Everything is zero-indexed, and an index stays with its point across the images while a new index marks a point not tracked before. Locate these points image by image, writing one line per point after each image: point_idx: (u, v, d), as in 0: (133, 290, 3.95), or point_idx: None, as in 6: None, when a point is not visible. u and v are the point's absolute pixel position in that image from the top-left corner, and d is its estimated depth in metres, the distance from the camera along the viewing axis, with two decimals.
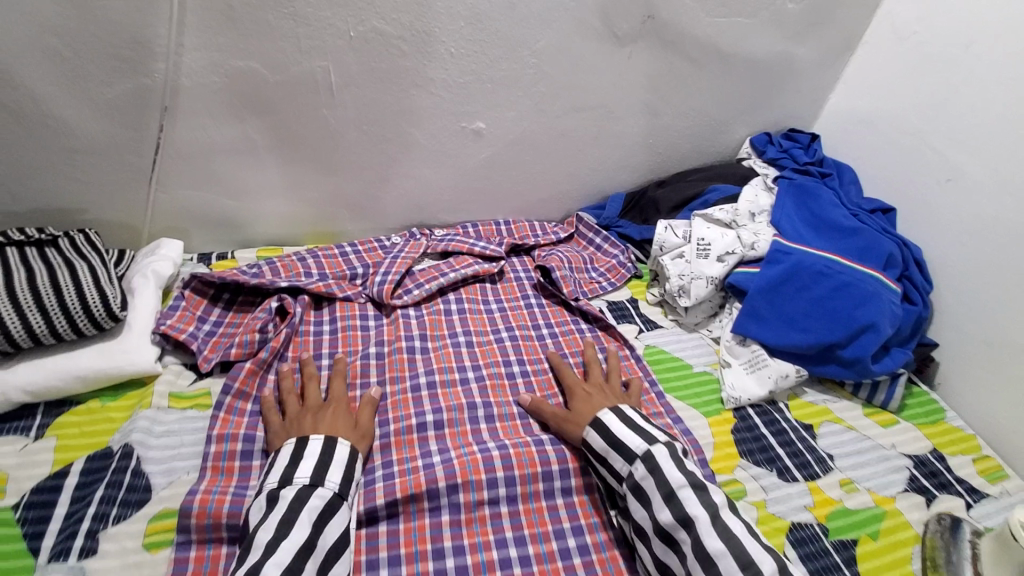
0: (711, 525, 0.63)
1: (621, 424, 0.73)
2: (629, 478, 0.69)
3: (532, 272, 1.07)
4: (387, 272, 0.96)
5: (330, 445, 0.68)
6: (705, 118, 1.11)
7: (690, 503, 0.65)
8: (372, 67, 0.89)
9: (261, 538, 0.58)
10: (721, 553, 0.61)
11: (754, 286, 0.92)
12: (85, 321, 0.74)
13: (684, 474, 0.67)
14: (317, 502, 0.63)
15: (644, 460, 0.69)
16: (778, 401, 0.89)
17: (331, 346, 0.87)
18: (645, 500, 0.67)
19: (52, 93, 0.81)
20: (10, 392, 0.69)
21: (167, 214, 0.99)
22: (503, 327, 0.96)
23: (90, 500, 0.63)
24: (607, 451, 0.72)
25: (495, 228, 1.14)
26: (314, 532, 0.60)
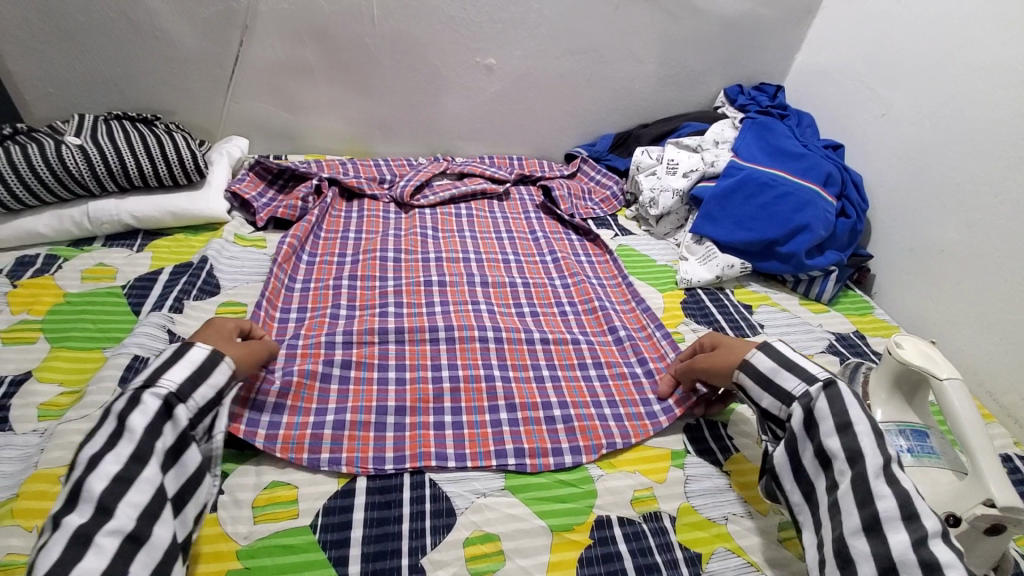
0: (881, 468, 0.57)
1: (794, 349, 0.69)
2: (803, 397, 0.64)
3: (536, 196, 1.24)
4: (412, 179, 1.14)
5: (186, 345, 0.61)
6: (685, 69, 1.31)
7: (865, 440, 0.59)
8: (408, 3, 1.12)
9: (86, 453, 0.52)
10: (884, 496, 0.55)
11: (709, 194, 1.10)
12: (179, 172, 0.96)
13: (865, 412, 0.60)
14: (152, 402, 0.56)
15: (824, 386, 0.63)
16: (725, 287, 1.07)
17: (358, 226, 1.06)
18: (815, 423, 0.62)
19: (163, 9, 1.06)
20: (123, 215, 0.92)
21: (235, 122, 1.22)
22: (503, 229, 1.12)
23: (177, 284, 0.85)
24: (776, 371, 0.68)
25: (508, 161, 1.34)
26: (145, 443, 0.54)
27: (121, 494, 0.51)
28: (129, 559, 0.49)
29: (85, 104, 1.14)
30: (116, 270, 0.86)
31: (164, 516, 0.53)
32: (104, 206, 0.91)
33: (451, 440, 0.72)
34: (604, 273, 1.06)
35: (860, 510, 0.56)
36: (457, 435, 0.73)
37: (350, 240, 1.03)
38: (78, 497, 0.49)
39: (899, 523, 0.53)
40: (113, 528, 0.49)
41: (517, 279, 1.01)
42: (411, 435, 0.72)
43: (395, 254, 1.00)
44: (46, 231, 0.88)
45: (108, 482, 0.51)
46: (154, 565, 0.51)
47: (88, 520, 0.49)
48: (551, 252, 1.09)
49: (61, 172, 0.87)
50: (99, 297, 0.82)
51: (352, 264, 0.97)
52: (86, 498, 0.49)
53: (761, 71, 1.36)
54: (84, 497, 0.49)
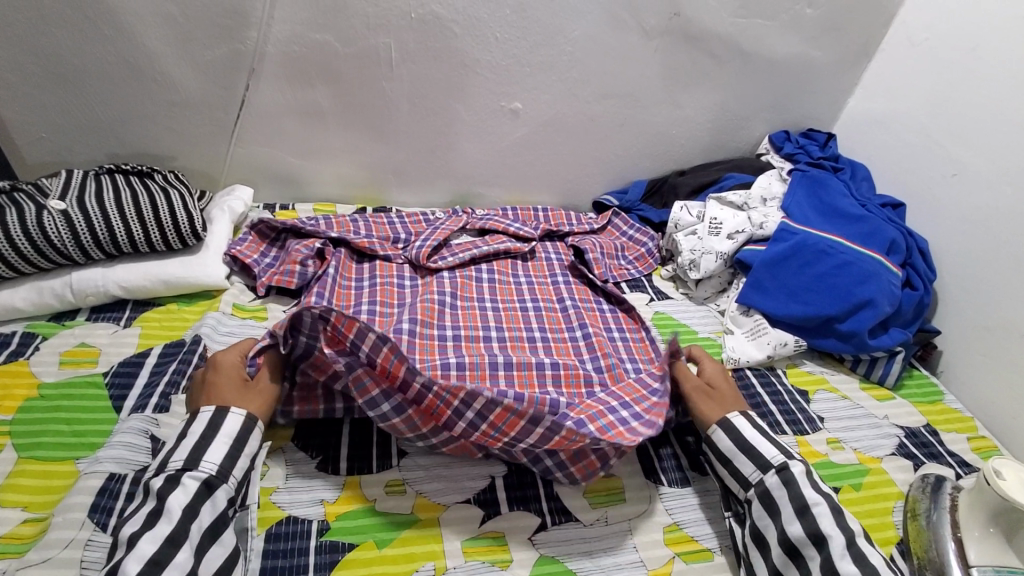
0: (846, 547, 0.60)
1: (752, 429, 0.71)
2: (760, 485, 0.67)
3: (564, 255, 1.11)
4: (428, 239, 1.02)
5: (222, 415, 0.63)
6: (726, 114, 1.20)
7: (825, 520, 0.62)
8: (428, 46, 1.02)
9: (126, 532, 0.53)
10: None
11: (759, 261, 0.99)
12: (174, 236, 0.88)
13: (822, 493, 0.64)
14: (191, 483, 0.58)
15: (779, 471, 0.67)
16: (776, 367, 0.96)
17: (368, 272, 0.97)
18: (775, 509, 0.65)
19: (163, 52, 0.97)
20: (110, 285, 0.83)
21: (239, 167, 1.13)
22: (528, 297, 1.01)
23: (164, 372, 0.75)
24: (734, 453, 0.70)
25: (534, 218, 1.21)
26: (183, 523, 0.55)
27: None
28: None
29: (79, 150, 1.06)
30: (100, 352, 0.77)
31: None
32: (89, 277, 0.82)
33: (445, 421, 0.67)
34: (639, 352, 0.93)
35: None
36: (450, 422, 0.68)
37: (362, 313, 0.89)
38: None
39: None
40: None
41: (546, 361, 0.87)
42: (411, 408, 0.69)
43: (409, 326, 0.87)
44: (24, 305, 0.79)
45: (143, 565, 0.51)
46: None
47: None
48: (582, 323, 0.97)
49: (42, 242, 0.79)
50: (78, 388, 0.72)
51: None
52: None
53: (809, 116, 1.25)
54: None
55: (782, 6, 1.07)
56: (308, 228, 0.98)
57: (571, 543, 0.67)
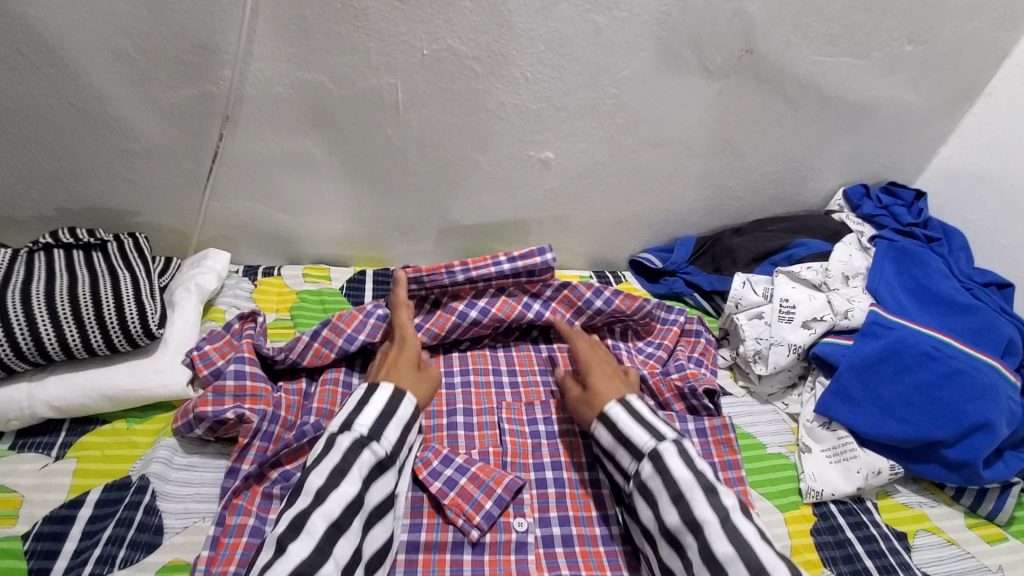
0: (721, 528, 0.55)
1: (627, 416, 0.66)
2: (636, 476, 0.63)
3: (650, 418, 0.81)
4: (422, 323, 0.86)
5: (397, 399, 0.65)
6: (794, 164, 1.01)
7: (699, 506, 0.57)
8: (443, 87, 0.84)
9: (313, 483, 0.56)
10: (732, 558, 0.53)
11: (845, 362, 0.81)
12: (121, 337, 0.70)
13: (691, 471, 0.59)
14: (368, 458, 0.59)
15: (651, 459, 0.61)
16: (866, 500, 0.78)
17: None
18: (652, 499, 0.60)
19: (117, 94, 0.79)
20: (37, 406, 0.66)
21: (216, 224, 0.96)
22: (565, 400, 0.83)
23: (98, 539, 0.59)
24: (614, 447, 0.66)
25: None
26: (362, 490, 0.57)
27: (334, 540, 0.54)
28: None
29: (23, 204, 0.88)
30: (23, 500, 0.61)
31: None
32: (10, 396, 0.65)
33: None
34: (718, 454, 0.77)
35: None
36: None
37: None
38: (302, 529, 0.53)
39: None
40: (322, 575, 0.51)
41: (613, 526, 0.70)
42: None
43: (411, 535, 0.65)
44: None
45: (327, 526, 0.54)
46: None
47: (307, 557, 0.51)
48: None
49: None
50: None
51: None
52: (309, 531, 0.53)
53: (890, 166, 1.05)
54: (306, 531, 0.53)
55: (877, 42, 0.88)
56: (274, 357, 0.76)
57: None
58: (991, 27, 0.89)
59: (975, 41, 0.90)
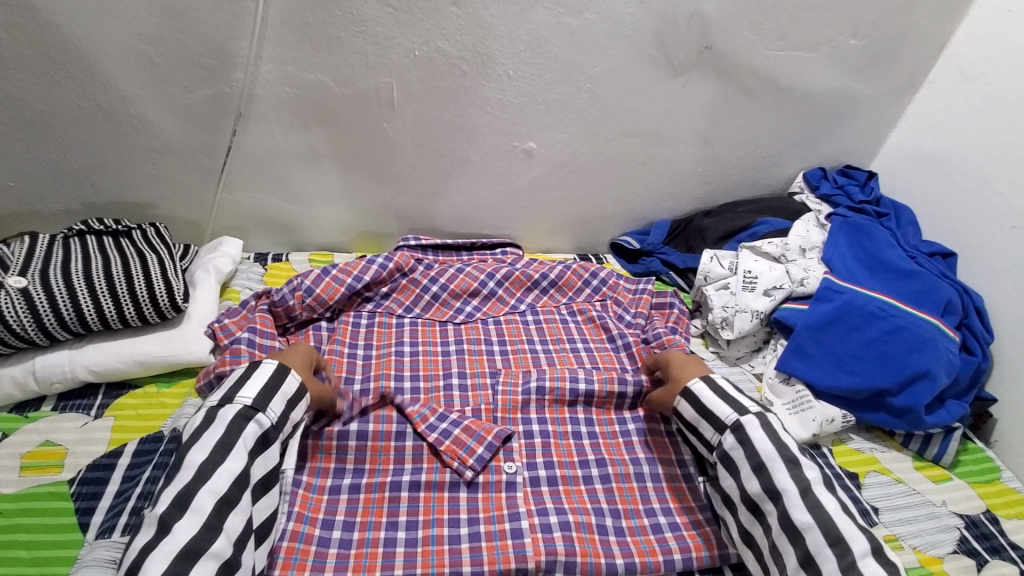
0: (801, 498, 0.62)
1: (710, 391, 0.73)
2: (719, 447, 0.70)
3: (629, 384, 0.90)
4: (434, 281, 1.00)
5: (282, 374, 0.68)
6: (757, 150, 1.11)
7: (780, 476, 0.64)
8: (434, 85, 0.93)
9: (196, 459, 0.59)
10: (809, 526, 0.60)
11: (802, 323, 0.90)
12: (150, 309, 0.78)
13: (776, 446, 0.66)
14: (253, 433, 0.62)
15: (734, 431, 0.69)
16: (822, 446, 0.86)
17: (363, 373, 0.87)
18: (734, 469, 0.68)
19: (140, 96, 0.88)
20: (78, 369, 0.74)
21: (229, 215, 1.04)
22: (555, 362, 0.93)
23: (138, 480, 0.67)
24: (697, 418, 0.73)
25: (538, 287, 1.04)
26: (247, 465, 0.61)
27: (225, 515, 0.58)
28: None
29: (51, 199, 0.97)
30: (66, 451, 0.69)
31: (247, 546, 0.59)
32: (53, 362, 0.73)
33: (401, 559, 0.66)
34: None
35: (793, 546, 0.61)
36: (409, 553, 0.67)
37: (343, 491, 0.72)
38: (188, 507, 0.56)
39: (827, 549, 0.59)
40: (214, 550, 0.55)
41: (593, 470, 0.79)
42: (423, 551, 0.67)
43: (412, 477, 0.74)
44: None
45: (216, 501, 0.57)
46: None
47: (196, 534, 0.55)
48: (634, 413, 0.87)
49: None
50: (38, 500, 0.64)
51: (340, 547, 0.67)
52: (196, 509, 0.56)
53: (847, 151, 1.15)
54: (193, 509, 0.56)
55: (825, 36, 0.97)
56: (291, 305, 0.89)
57: None
58: (926, 22, 0.99)
59: (914, 34, 1.00)
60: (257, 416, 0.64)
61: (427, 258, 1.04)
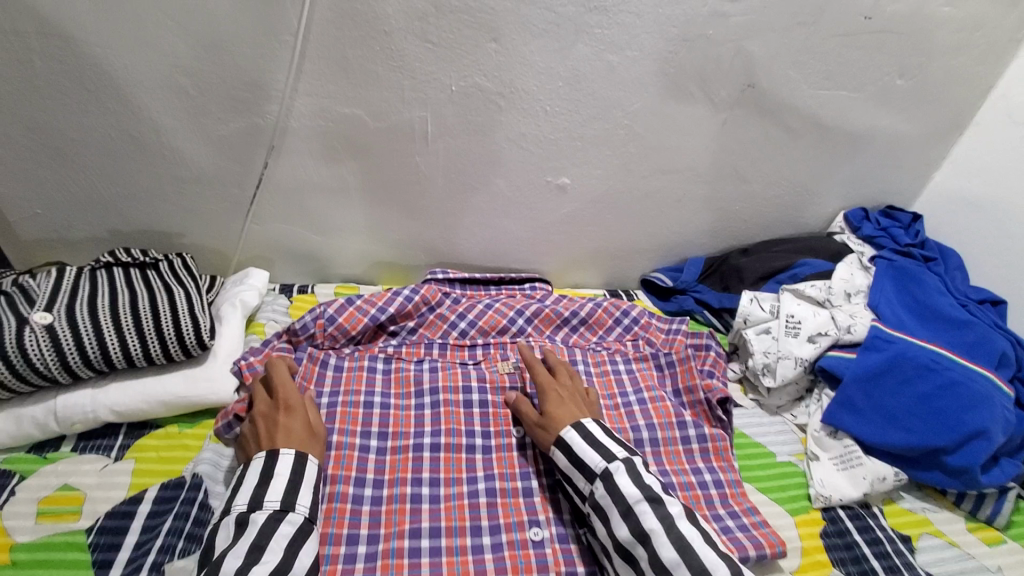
0: (668, 536, 0.61)
1: (581, 439, 0.70)
2: (590, 496, 0.67)
3: (656, 431, 0.86)
4: (464, 317, 0.97)
5: (302, 464, 0.65)
6: (797, 189, 1.08)
7: (645, 516, 0.62)
8: (470, 119, 0.91)
9: (229, 566, 0.56)
10: (676, 563, 0.59)
11: (850, 373, 0.86)
12: (176, 348, 0.76)
13: (641, 488, 0.65)
14: (287, 529, 0.60)
15: (602, 479, 0.66)
16: (872, 505, 0.82)
17: (381, 424, 0.80)
18: (605, 517, 0.65)
19: (173, 127, 0.87)
20: (100, 410, 0.71)
21: (255, 245, 1.02)
22: (587, 391, 0.90)
23: (158, 531, 0.63)
24: (571, 469, 0.70)
25: (569, 324, 1.00)
26: (286, 558, 0.58)
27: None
28: None
29: (79, 226, 0.96)
30: (85, 496, 0.66)
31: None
32: (75, 402, 0.70)
33: None
34: (716, 458, 0.83)
35: None
36: None
37: (365, 502, 0.71)
38: None
39: None
40: None
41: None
42: None
43: (432, 541, 0.68)
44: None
45: None
46: None
47: None
48: (647, 423, 0.86)
49: (22, 366, 0.68)
50: (55, 551, 0.61)
51: (366, 561, 0.66)
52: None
53: (889, 191, 1.11)
54: None
55: (871, 76, 0.95)
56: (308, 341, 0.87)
57: None
58: (976, 63, 0.96)
59: (963, 75, 0.97)
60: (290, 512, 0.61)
61: (455, 292, 1.01)
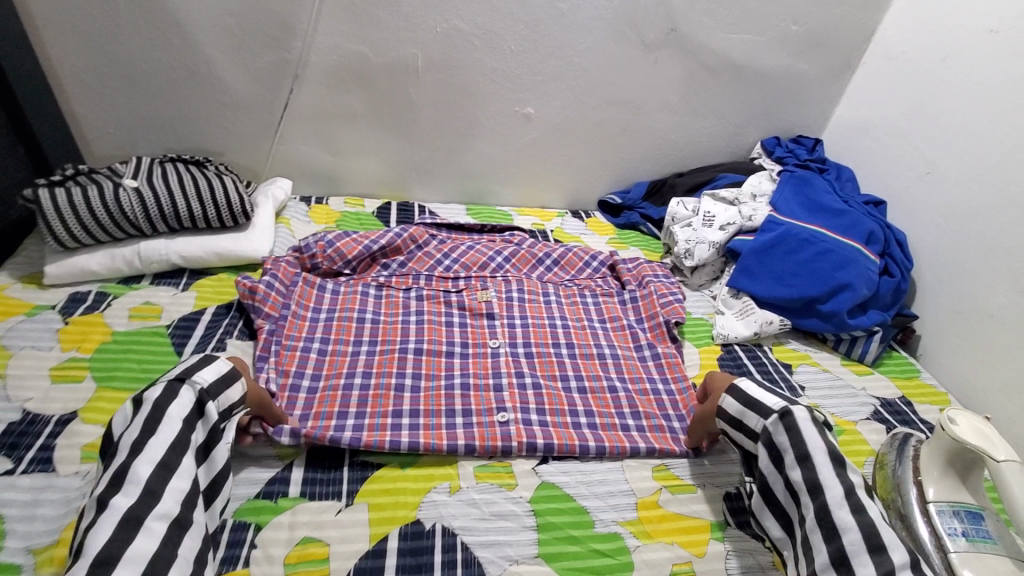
0: (845, 497, 0.61)
1: (756, 387, 0.73)
2: (765, 435, 0.69)
3: (608, 324, 1.02)
4: (447, 239, 1.15)
5: (208, 353, 0.68)
6: (721, 121, 1.32)
7: (823, 471, 0.63)
8: (452, 55, 1.16)
9: (128, 439, 0.59)
10: (848, 526, 0.60)
11: (747, 248, 1.09)
12: (227, 215, 0.99)
13: (822, 441, 0.65)
14: (187, 396, 0.63)
15: (780, 418, 0.67)
16: (763, 344, 1.05)
17: (375, 306, 0.97)
18: (779, 459, 0.67)
19: (221, 60, 1.12)
20: (172, 254, 0.95)
21: (280, 163, 1.26)
22: (552, 291, 1.08)
23: (219, 326, 0.88)
24: (740, 410, 0.72)
25: (543, 264, 1.14)
26: (184, 430, 0.62)
27: (165, 480, 0.59)
28: (174, 542, 0.57)
29: (141, 145, 1.20)
30: (161, 307, 0.89)
31: (197, 505, 0.62)
32: (154, 247, 0.94)
33: (408, 399, 0.82)
34: (669, 372, 0.93)
35: (827, 544, 0.60)
36: (414, 397, 0.82)
37: (367, 321, 0.94)
38: (122, 482, 0.56)
39: (864, 553, 0.58)
40: (160, 511, 0.57)
41: (564, 349, 0.95)
42: (425, 394, 0.83)
43: (416, 345, 0.90)
44: (98, 268, 0.91)
45: (153, 468, 0.58)
46: (195, 544, 0.59)
47: (135, 502, 0.56)
48: (600, 318, 1.03)
49: (116, 214, 0.92)
50: (144, 335, 0.84)
51: (367, 358, 0.87)
52: (132, 481, 0.57)
53: (799, 124, 1.36)
54: (128, 480, 0.57)
55: (769, 23, 1.20)
56: (312, 260, 1.01)
57: (568, 474, 0.76)
58: (853, 13, 1.21)
59: (845, 22, 1.22)
60: (188, 381, 0.64)
61: (441, 234, 1.16)
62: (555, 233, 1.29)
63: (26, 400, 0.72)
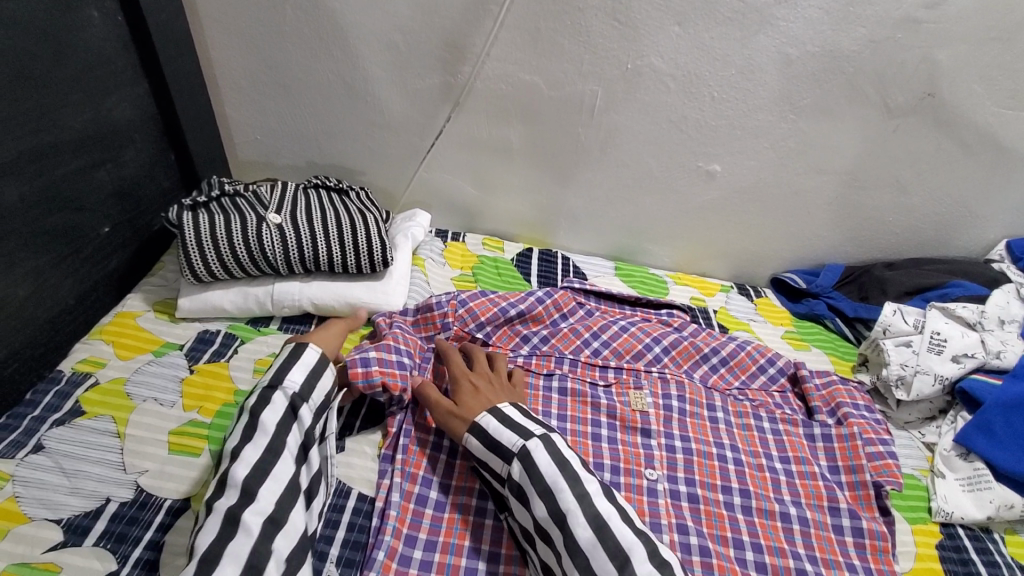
0: (583, 516, 0.58)
1: (495, 420, 0.67)
2: (509, 480, 0.63)
3: (792, 466, 0.80)
4: (595, 309, 0.98)
5: (300, 347, 0.68)
6: (960, 209, 1.04)
7: (563, 497, 0.59)
8: (637, 97, 0.97)
9: (230, 444, 0.60)
10: (592, 544, 0.56)
11: (993, 398, 0.84)
12: (365, 262, 0.89)
13: (551, 466, 0.61)
14: (280, 401, 0.63)
15: (519, 458, 0.63)
16: (993, 531, 0.79)
17: None
18: (525, 500, 0.62)
19: (380, 77, 1.01)
20: (305, 301, 0.86)
21: (421, 190, 1.15)
22: (719, 405, 0.87)
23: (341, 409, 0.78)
24: (485, 454, 0.66)
25: (707, 362, 0.93)
26: (278, 433, 0.61)
27: (260, 482, 0.58)
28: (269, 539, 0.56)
29: (285, 154, 1.13)
30: None
31: (296, 505, 0.60)
32: (288, 290, 0.86)
33: None
34: (875, 561, 0.72)
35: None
36: None
37: None
38: (225, 484, 0.57)
39: None
40: (255, 509, 0.57)
41: (736, 497, 0.76)
42: None
43: None
44: (231, 307, 0.84)
45: (249, 470, 0.58)
46: (290, 547, 0.58)
47: (235, 502, 0.56)
48: (782, 456, 0.81)
49: (257, 252, 0.84)
50: None
51: None
52: (231, 483, 0.57)
53: None
54: (229, 482, 0.57)
55: None
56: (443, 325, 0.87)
57: None
58: None
59: None
60: (280, 387, 0.64)
61: (590, 303, 0.99)
62: (719, 315, 1.08)
63: (141, 473, 0.65)
